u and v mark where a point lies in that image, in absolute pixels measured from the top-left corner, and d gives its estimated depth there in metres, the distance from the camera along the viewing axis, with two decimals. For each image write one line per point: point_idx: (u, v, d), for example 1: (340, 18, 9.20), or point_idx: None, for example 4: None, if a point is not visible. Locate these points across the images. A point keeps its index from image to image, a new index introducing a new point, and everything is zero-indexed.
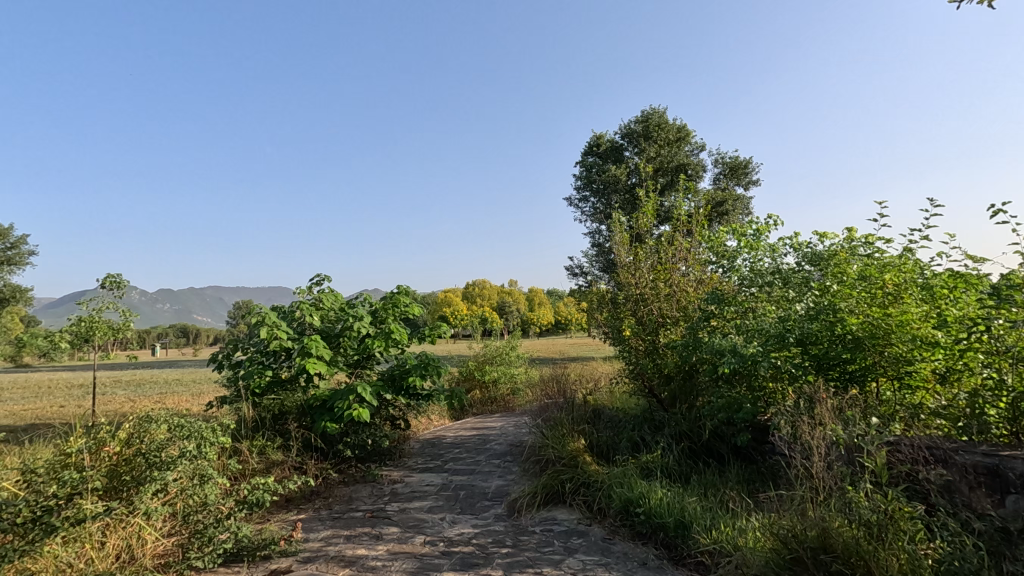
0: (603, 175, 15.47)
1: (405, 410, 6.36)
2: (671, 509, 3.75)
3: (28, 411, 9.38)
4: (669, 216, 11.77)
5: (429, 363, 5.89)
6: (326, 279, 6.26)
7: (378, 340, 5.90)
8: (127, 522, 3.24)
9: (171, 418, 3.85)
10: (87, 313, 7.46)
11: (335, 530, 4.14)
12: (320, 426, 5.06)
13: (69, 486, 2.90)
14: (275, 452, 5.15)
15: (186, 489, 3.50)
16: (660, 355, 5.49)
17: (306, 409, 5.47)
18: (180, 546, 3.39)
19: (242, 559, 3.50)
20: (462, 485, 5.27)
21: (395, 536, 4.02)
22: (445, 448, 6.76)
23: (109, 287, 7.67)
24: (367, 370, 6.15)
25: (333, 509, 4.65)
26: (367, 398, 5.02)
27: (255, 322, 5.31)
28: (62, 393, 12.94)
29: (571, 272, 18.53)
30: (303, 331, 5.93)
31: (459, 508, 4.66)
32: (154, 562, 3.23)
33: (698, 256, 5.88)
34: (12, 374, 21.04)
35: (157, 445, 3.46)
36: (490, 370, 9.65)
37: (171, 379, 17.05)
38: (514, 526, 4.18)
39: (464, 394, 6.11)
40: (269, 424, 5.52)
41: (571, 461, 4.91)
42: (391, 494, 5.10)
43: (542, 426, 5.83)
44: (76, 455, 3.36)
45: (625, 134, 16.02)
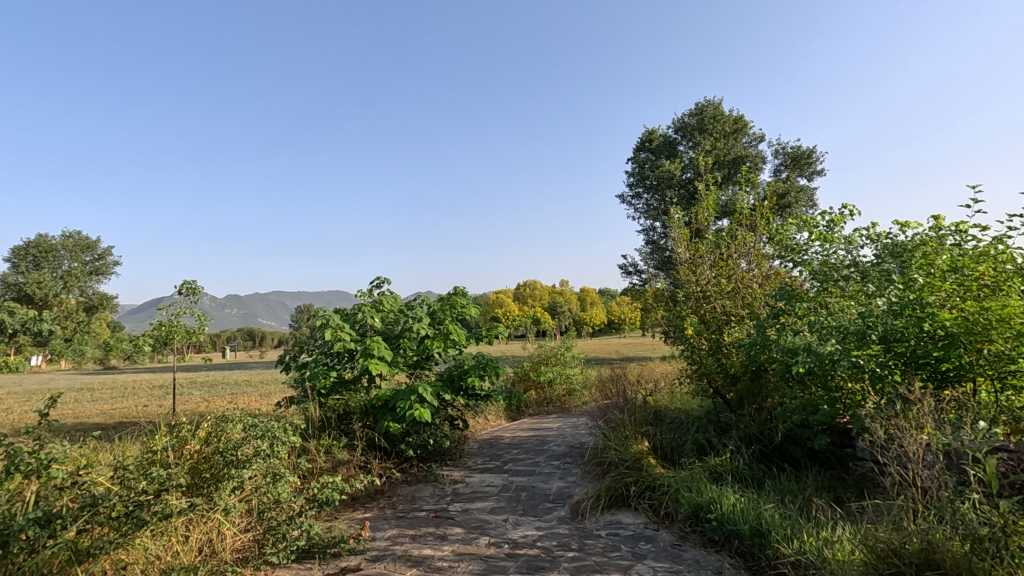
0: (656, 171, 15.13)
1: (463, 409, 6.39)
2: (746, 515, 3.57)
3: (117, 410, 10.10)
4: (728, 210, 11.35)
5: (487, 364, 5.91)
6: (385, 281, 6.40)
7: (437, 340, 5.97)
8: (207, 518, 3.36)
9: (245, 417, 4.01)
10: (167, 318, 7.92)
11: (400, 529, 4.20)
12: (383, 426, 5.17)
13: (157, 482, 3.05)
14: (341, 451, 5.25)
15: (260, 487, 3.65)
16: (726, 353, 5.26)
17: (369, 409, 5.58)
18: (256, 541, 3.50)
19: (314, 556, 3.59)
20: (523, 486, 5.24)
21: (460, 537, 4.02)
22: (504, 448, 6.77)
23: (186, 294, 8.11)
24: (426, 370, 6.23)
25: (397, 509, 4.72)
26: (428, 399, 5.07)
27: (319, 324, 5.48)
28: (147, 392, 13.87)
29: (624, 271, 18.21)
30: (364, 333, 6.07)
31: (522, 510, 4.62)
32: (233, 557, 3.36)
33: (763, 251, 5.62)
34: (101, 374, 22.81)
35: (234, 444, 3.62)
36: (546, 371, 9.57)
37: (240, 380, 17.94)
38: (579, 529, 4.10)
39: (522, 395, 6.08)
40: (334, 424, 5.64)
41: (635, 464, 4.78)
42: (453, 494, 5.13)
43: (603, 427, 5.73)
44: (161, 452, 3.57)
45: (679, 128, 15.66)
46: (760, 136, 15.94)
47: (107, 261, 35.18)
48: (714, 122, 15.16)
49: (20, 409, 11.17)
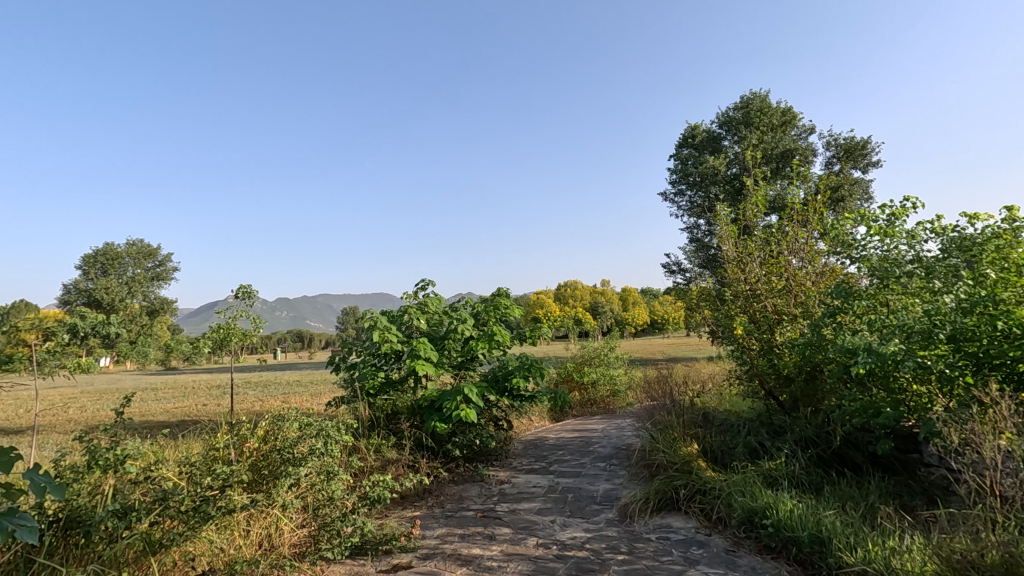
0: (700, 167, 14.79)
1: (508, 410, 6.42)
2: (805, 521, 3.45)
3: (178, 409, 10.58)
4: (778, 205, 10.97)
5: (532, 365, 5.91)
6: (429, 284, 6.50)
7: (481, 341, 6.02)
8: (266, 513, 3.49)
9: (300, 417, 4.14)
10: (225, 321, 8.27)
11: (449, 528, 4.26)
12: (430, 426, 5.24)
13: (221, 479, 3.18)
14: (390, 450, 5.32)
15: (315, 485, 3.75)
16: (778, 354, 5.09)
17: (416, 409, 5.68)
18: (312, 537, 3.61)
19: (367, 552, 3.68)
20: (569, 487, 5.22)
21: (508, 537, 4.04)
22: (549, 449, 6.75)
23: (242, 298, 8.41)
24: (470, 371, 6.28)
25: (445, 508, 4.77)
26: (474, 399, 5.12)
27: (368, 326, 5.60)
28: (206, 392, 14.51)
29: (668, 270, 17.87)
30: (410, 334, 6.17)
31: (569, 511, 4.60)
32: (291, 551, 3.48)
33: (817, 247, 5.41)
34: (163, 375, 24.02)
35: (290, 442, 3.74)
36: (589, 372, 9.48)
37: (290, 380, 18.55)
38: (628, 532, 4.05)
39: (567, 395, 6.05)
40: (382, 424, 5.74)
41: (684, 467, 4.68)
42: (500, 494, 5.15)
43: (651, 429, 5.63)
44: (223, 450, 3.73)
45: (723, 122, 15.28)
46: (810, 128, 15.35)
47: (167, 267, 37.04)
48: (760, 114, 14.69)
49: (93, 408, 11.86)
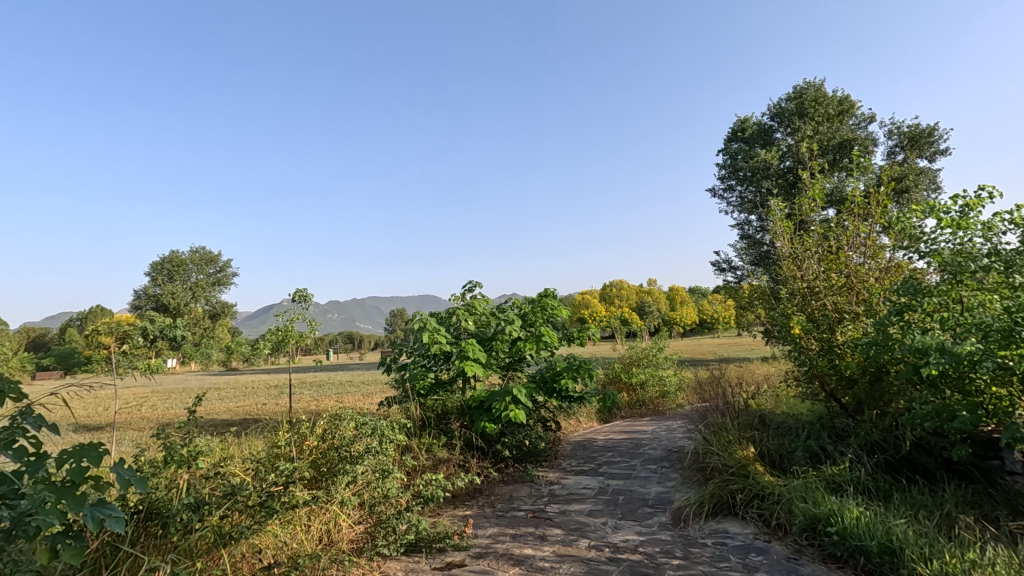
0: (751, 161, 14.32)
1: (556, 411, 6.40)
2: (873, 530, 3.29)
3: (239, 409, 11.08)
4: (836, 198, 10.50)
5: (580, 366, 5.87)
6: (477, 285, 6.57)
7: (529, 342, 6.04)
8: (325, 509, 3.60)
9: (355, 416, 4.27)
10: (282, 324, 8.63)
11: (501, 527, 4.29)
12: (480, 426, 5.29)
13: (284, 475, 3.33)
14: (441, 449, 5.38)
15: (371, 482, 3.86)
16: (839, 354, 4.84)
17: (466, 409, 5.76)
18: (369, 533, 3.70)
19: (421, 549, 3.76)
20: (620, 490, 5.15)
21: (560, 538, 4.03)
22: (598, 450, 6.69)
23: (298, 301, 8.69)
24: (518, 372, 6.30)
25: (496, 508, 4.81)
26: (523, 400, 5.13)
27: (418, 328, 5.71)
28: (264, 392, 15.10)
29: (718, 268, 17.40)
30: (459, 335, 6.25)
31: (621, 514, 4.54)
32: (349, 547, 3.57)
33: (879, 242, 5.14)
34: (224, 376, 25.22)
35: (347, 440, 3.86)
36: (638, 372, 9.32)
37: (342, 381, 19.11)
38: (682, 536, 3.97)
39: (617, 396, 5.98)
40: (433, 424, 5.83)
41: (741, 471, 4.54)
42: (550, 495, 5.14)
43: (704, 431, 5.49)
44: (285, 447, 3.88)
45: (775, 114, 14.77)
46: (870, 117, 14.63)
47: (227, 273, 38.88)
48: (815, 104, 14.11)
49: (162, 407, 12.57)
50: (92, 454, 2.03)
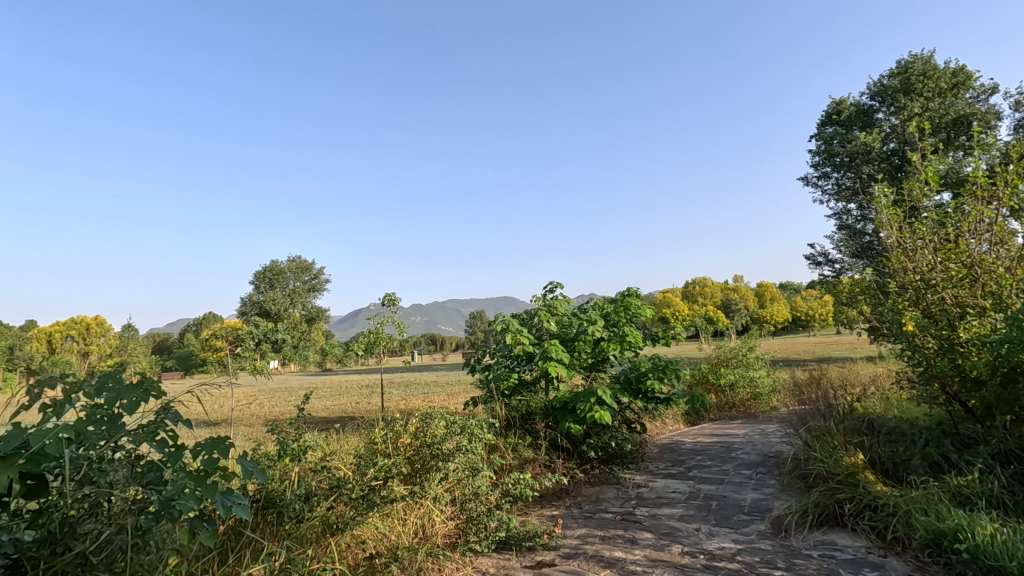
0: (848, 145, 13.30)
1: (642, 412, 6.27)
2: (1012, 549, 2.95)
3: (336, 407, 11.77)
4: (952, 181, 9.50)
5: (666, 366, 5.71)
6: (558, 286, 6.58)
7: (613, 343, 5.97)
8: (420, 504, 3.75)
9: (445, 415, 4.42)
10: (374, 326, 9.06)
11: (590, 529, 4.26)
12: (565, 426, 5.29)
13: (383, 470, 3.53)
14: (527, 449, 5.43)
15: (462, 479, 4.00)
16: (963, 353, 4.35)
17: (550, 409, 5.78)
18: (461, 529, 3.81)
19: (512, 547, 3.82)
20: (712, 495, 4.95)
21: (651, 543, 3.94)
22: (686, 453, 6.48)
23: (388, 304, 9.07)
24: (602, 373, 6.24)
25: (584, 509, 4.79)
26: (608, 401, 5.08)
27: (501, 329, 5.82)
28: (357, 391, 15.95)
29: (813, 262, 16.29)
30: (541, 336, 6.29)
31: (714, 520, 4.37)
32: (443, 541, 3.69)
33: (1008, 227, 4.58)
34: (320, 376, 26.90)
35: (439, 439, 4.03)
36: (727, 373, 8.92)
37: (428, 381, 19.78)
38: (784, 546, 3.75)
39: (706, 398, 5.77)
40: (519, 424, 5.89)
41: (849, 479, 4.22)
42: (638, 497, 5.05)
43: (804, 435, 5.17)
44: (382, 444, 4.09)
45: (876, 92, 13.64)
46: (991, 87, 13.12)
47: (321, 280, 41.44)
48: (923, 79, 12.88)
49: (268, 405, 13.59)
50: (222, 446, 2.25)
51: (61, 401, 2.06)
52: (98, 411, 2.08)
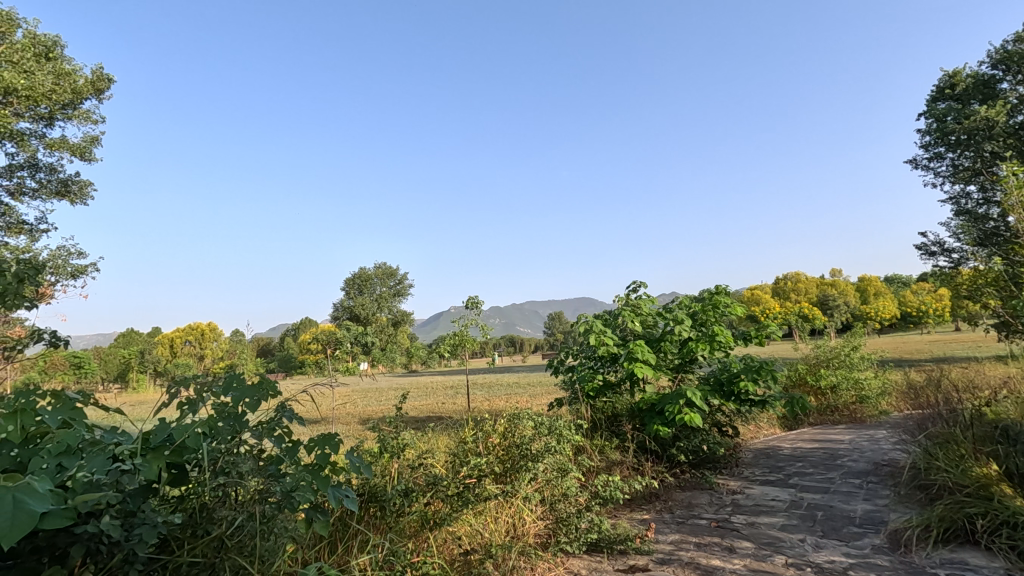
0: (965, 121, 12.00)
1: (734, 415, 5.99)
2: None
3: (424, 407, 12.19)
4: None
5: (761, 367, 5.41)
6: (642, 285, 6.44)
7: (702, 343, 5.75)
8: (511, 503, 3.81)
9: (533, 416, 4.46)
10: (459, 329, 9.29)
11: (684, 535, 4.13)
12: (653, 429, 5.17)
13: (476, 469, 3.63)
14: (614, 451, 5.36)
15: (551, 480, 4.02)
16: None
17: (636, 411, 5.67)
18: (552, 530, 3.83)
19: (603, 550, 3.79)
20: (817, 505, 4.64)
21: (751, 552, 3.75)
22: (785, 459, 6.12)
23: (471, 308, 9.27)
24: (690, 374, 6.04)
25: (676, 514, 4.65)
26: (698, 403, 4.90)
27: (584, 330, 5.79)
28: (443, 392, 16.45)
29: (926, 252, 14.83)
30: (625, 337, 6.19)
31: (821, 531, 4.09)
32: (536, 540, 3.73)
33: None
34: (407, 377, 27.99)
35: (527, 439, 4.08)
36: (828, 374, 8.32)
37: (510, 382, 20.01)
38: (905, 563, 3.45)
39: (807, 401, 5.41)
40: (605, 425, 5.82)
41: (980, 492, 3.80)
42: (734, 504, 4.83)
43: (922, 443, 4.71)
44: (473, 443, 4.21)
45: (998, 60, 12.21)
46: None
47: (405, 284, 43.15)
48: None
49: (362, 404, 14.33)
50: (332, 442, 2.41)
51: (195, 401, 2.30)
52: (225, 409, 2.30)
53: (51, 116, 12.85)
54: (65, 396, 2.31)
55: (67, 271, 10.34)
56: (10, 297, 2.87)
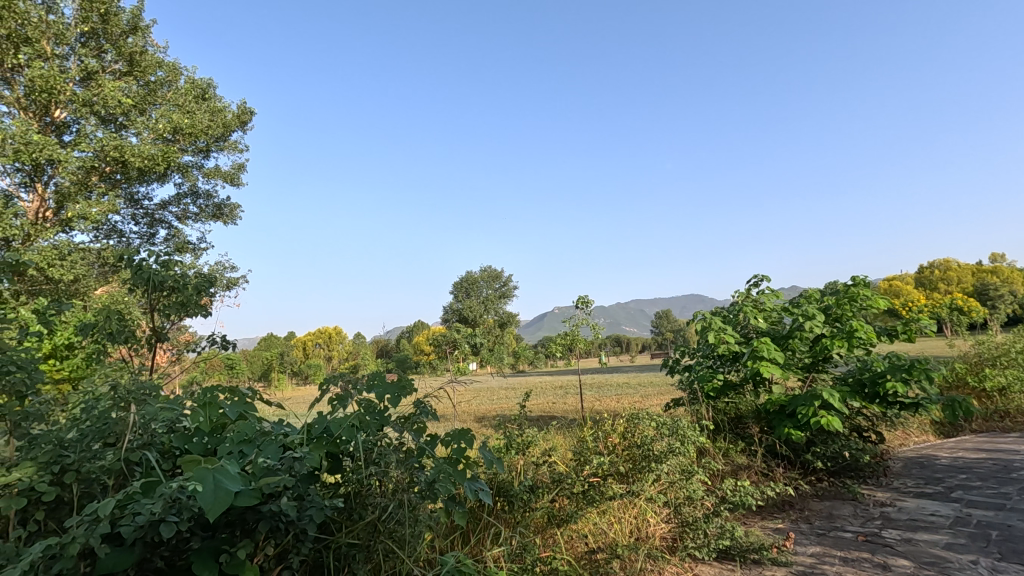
0: None
1: (878, 419, 5.43)
2: None
3: (536, 406, 12.35)
4: None
5: (912, 366, 4.82)
6: (764, 279, 6.06)
7: (837, 340, 5.26)
8: (633, 504, 3.75)
9: (653, 416, 4.36)
10: (570, 329, 9.30)
11: (826, 547, 3.81)
12: (784, 433, 4.82)
13: (599, 469, 3.64)
14: (740, 455, 5.06)
15: (677, 482, 3.90)
16: None
17: (764, 413, 5.31)
18: (678, 534, 3.72)
19: (734, 558, 3.59)
20: (990, 523, 4.05)
21: (910, 572, 3.37)
22: (944, 470, 5.43)
23: (582, 307, 9.24)
24: (824, 373, 5.56)
25: (815, 525, 4.30)
26: (836, 405, 4.48)
27: (702, 328, 5.56)
28: (553, 392, 16.56)
29: None
30: (747, 334, 5.84)
31: (998, 554, 3.57)
32: (662, 543, 3.63)
33: None
34: (517, 377, 28.50)
35: (649, 439, 4.01)
36: (995, 374, 7.24)
37: (621, 382, 19.64)
38: None
39: (971, 404, 4.74)
40: (729, 427, 5.51)
41: None
42: (883, 517, 4.37)
43: None
44: (593, 442, 4.20)
45: None
46: None
47: (510, 286, 43.99)
48: None
49: (475, 403, 14.84)
50: (467, 438, 2.54)
51: (344, 395, 2.52)
52: (371, 404, 2.50)
53: (208, 149, 14.80)
54: (240, 391, 2.65)
55: (224, 283, 11.81)
56: (190, 305, 3.34)
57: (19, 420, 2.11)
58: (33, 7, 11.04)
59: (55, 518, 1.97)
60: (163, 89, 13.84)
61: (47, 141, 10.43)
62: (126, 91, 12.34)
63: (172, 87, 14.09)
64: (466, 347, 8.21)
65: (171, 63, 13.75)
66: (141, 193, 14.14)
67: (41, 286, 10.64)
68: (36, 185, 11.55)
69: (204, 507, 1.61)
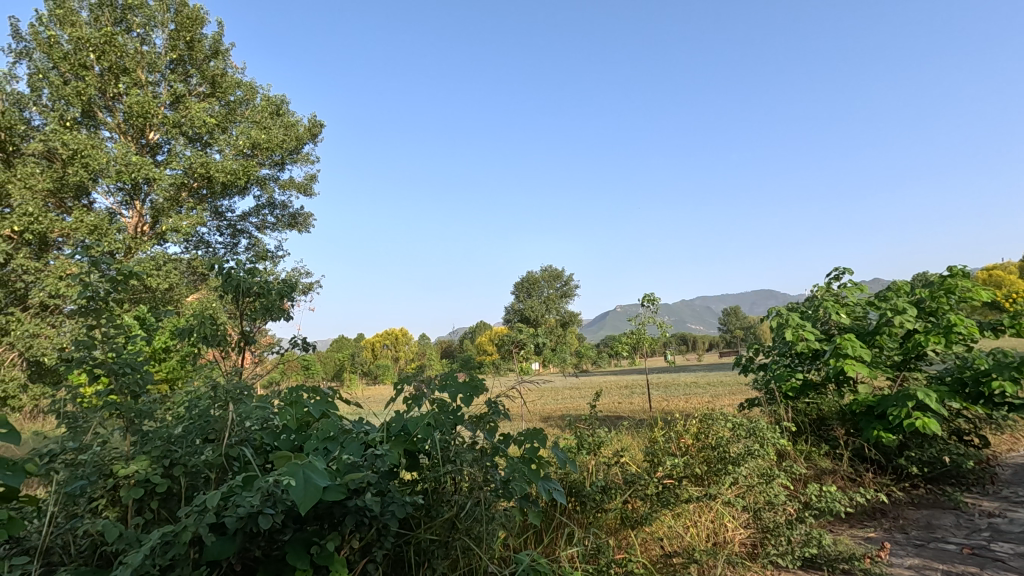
0: None
1: (982, 421, 4.97)
2: None
3: (602, 407, 12.16)
4: None
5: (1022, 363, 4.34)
6: (846, 271, 5.69)
7: (932, 335, 4.83)
8: (709, 508, 3.62)
9: (728, 417, 4.19)
10: (636, 327, 9.12)
11: (926, 559, 3.53)
12: (873, 435, 4.49)
13: (673, 470, 3.55)
14: (823, 458, 4.76)
15: (755, 485, 3.73)
16: None
17: (849, 415, 4.97)
18: (759, 540, 3.56)
19: (821, 566, 3.39)
20: None
21: None
22: None
23: (648, 305, 9.04)
24: (917, 372, 5.15)
25: (912, 535, 4.00)
26: (934, 406, 4.10)
27: (777, 324, 5.29)
28: (619, 393, 16.24)
29: None
30: (829, 331, 5.49)
31: None
32: (741, 549, 3.48)
33: None
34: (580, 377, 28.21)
35: (725, 440, 3.83)
36: None
37: (690, 382, 18.99)
38: None
39: None
40: (811, 429, 5.19)
41: None
42: (991, 529, 3.99)
43: None
44: (665, 443, 4.09)
45: None
46: None
47: (572, 286, 43.63)
48: None
49: (540, 404, 14.82)
50: (540, 437, 2.55)
51: (418, 395, 2.59)
52: (444, 404, 2.56)
53: (283, 162, 15.65)
54: (322, 390, 2.78)
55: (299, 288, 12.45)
56: (274, 310, 3.53)
57: (134, 416, 2.31)
58: (129, 41, 12.11)
59: (166, 508, 2.15)
60: (242, 107, 14.77)
61: (143, 162, 11.42)
62: (210, 112, 13.29)
63: (250, 105, 15.01)
64: (530, 347, 8.24)
65: (248, 82, 14.65)
66: (224, 206, 15.16)
67: (141, 295, 11.65)
68: (135, 202, 12.65)
69: (296, 500, 1.70)
